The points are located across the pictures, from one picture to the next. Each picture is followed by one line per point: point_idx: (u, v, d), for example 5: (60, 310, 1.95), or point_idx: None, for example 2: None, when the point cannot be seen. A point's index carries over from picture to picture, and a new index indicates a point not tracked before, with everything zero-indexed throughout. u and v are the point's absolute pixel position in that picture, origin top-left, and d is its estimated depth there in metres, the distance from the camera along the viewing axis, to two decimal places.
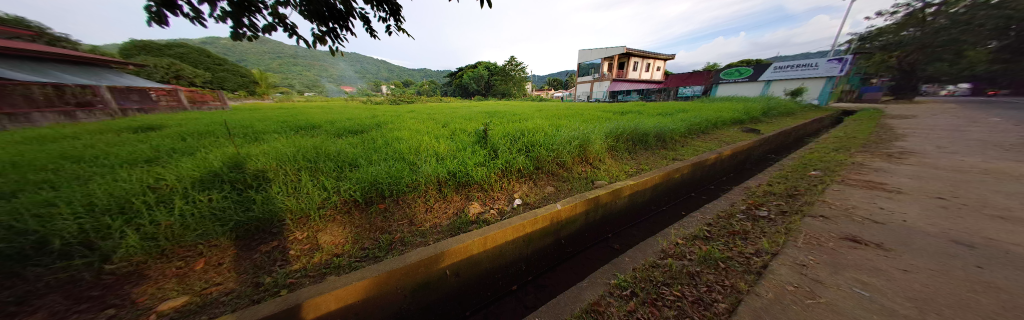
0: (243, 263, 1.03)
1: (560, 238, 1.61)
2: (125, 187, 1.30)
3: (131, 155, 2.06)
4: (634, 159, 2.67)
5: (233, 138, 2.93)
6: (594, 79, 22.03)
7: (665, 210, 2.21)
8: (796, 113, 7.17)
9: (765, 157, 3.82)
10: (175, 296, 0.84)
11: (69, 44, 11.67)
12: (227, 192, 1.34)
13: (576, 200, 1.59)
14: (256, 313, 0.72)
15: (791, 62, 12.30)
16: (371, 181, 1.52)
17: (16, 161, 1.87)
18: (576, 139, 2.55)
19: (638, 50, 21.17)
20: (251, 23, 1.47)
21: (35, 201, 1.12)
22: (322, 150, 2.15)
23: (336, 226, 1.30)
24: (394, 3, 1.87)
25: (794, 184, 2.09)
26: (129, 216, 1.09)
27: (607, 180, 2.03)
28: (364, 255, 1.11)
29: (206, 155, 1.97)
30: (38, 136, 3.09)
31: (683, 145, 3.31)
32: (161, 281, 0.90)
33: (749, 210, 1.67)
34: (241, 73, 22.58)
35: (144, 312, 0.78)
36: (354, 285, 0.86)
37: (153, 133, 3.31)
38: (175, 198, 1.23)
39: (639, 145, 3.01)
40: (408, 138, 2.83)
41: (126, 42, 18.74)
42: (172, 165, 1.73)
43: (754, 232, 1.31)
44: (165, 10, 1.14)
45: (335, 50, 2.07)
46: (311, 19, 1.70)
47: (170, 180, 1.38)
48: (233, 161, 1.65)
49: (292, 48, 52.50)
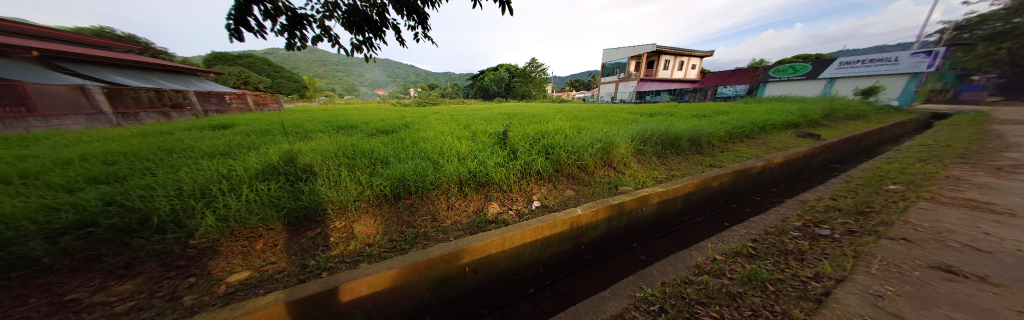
0: (292, 246, 1.15)
1: (580, 244, 1.56)
2: (204, 175, 1.54)
3: (208, 149, 2.43)
4: (663, 164, 2.50)
5: (286, 135, 3.33)
6: (620, 79, 21.18)
7: (698, 220, 2.02)
8: (866, 115, 6.14)
9: (826, 166, 3.32)
10: (239, 271, 0.98)
11: (167, 56, 14.24)
12: (282, 183, 1.53)
13: (598, 205, 1.53)
14: (302, 292, 0.82)
15: (862, 57, 10.65)
16: (400, 178, 1.62)
17: (128, 152, 2.31)
18: (598, 141, 2.47)
19: (670, 48, 19.86)
20: (302, 34, 1.67)
21: (142, 185, 1.39)
22: (358, 148, 2.34)
23: (368, 218, 1.39)
24: (423, 13, 1.99)
25: (863, 199, 1.78)
26: (208, 199, 1.30)
27: (632, 185, 1.92)
28: (392, 246, 1.18)
29: (264, 150, 2.26)
30: (143, 132, 3.81)
31: (721, 150, 3.01)
32: (229, 256, 1.06)
33: (806, 227, 1.46)
34: (293, 78, 25.68)
35: (217, 282, 0.91)
36: (383, 273, 0.92)
37: (225, 131, 3.89)
38: (241, 186, 1.43)
39: (669, 149, 2.81)
40: (432, 138, 2.97)
41: (209, 54, 22.41)
42: (240, 158, 2.01)
43: (813, 253, 1.14)
44: (241, 29, 1.34)
45: (370, 58, 2.25)
46: (350, 30, 1.88)
47: (238, 171, 1.60)
48: (287, 156, 1.87)
49: (334, 56, 58.52)
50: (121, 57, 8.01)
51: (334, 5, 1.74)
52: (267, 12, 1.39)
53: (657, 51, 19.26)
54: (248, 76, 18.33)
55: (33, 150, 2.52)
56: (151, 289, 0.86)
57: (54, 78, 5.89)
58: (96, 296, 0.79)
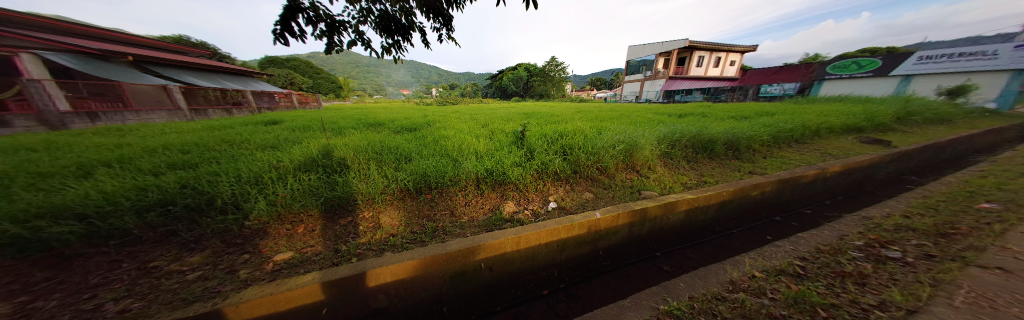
0: (327, 232, 1.26)
1: (598, 249, 1.50)
2: (257, 165, 1.75)
3: (260, 142, 2.74)
4: (694, 168, 2.32)
5: (324, 131, 3.65)
6: (646, 77, 20.09)
7: (734, 231, 1.83)
8: (952, 119, 5.17)
9: (897, 177, 2.84)
10: (284, 251, 1.10)
11: (230, 60, 16.32)
12: (320, 174, 1.68)
13: (618, 210, 1.46)
14: (336, 274, 0.90)
15: (949, 50, 8.84)
16: (422, 173, 1.70)
17: (199, 143, 2.68)
18: (620, 143, 2.37)
19: (705, 43, 18.36)
20: (339, 39, 1.81)
21: (209, 171, 1.61)
22: (385, 144, 2.49)
23: (392, 210, 1.47)
24: (448, 15, 2.05)
25: (945, 219, 1.50)
26: (260, 186, 1.47)
27: (657, 191, 1.81)
28: (414, 237, 1.24)
29: (305, 144, 2.49)
30: (211, 125, 4.42)
31: (763, 155, 2.72)
32: (276, 238, 1.19)
33: (869, 247, 1.27)
34: (330, 79, 28.03)
35: (265, 260, 1.03)
36: (406, 263, 0.97)
37: (274, 126, 4.37)
38: (286, 176, 1.59)
39: (700, 153, 2.61)
40: (452, 136, 3.07)
41: (262, 58, 25.30)
42: (286, 151, 2.25)
43: (879, 278, 0.98)
44: (286, 34, 1.50)
45: (398, 59, 2.38)
46: (381, 34, 2.00)
47: (285, 162, 1.79)
48: (324, 150, 2.05)
49: (366, 58, 62.97)
50: (194, 61, 9.30)
51: (367, 11, 1.87)
52: (309, 19, 1.54)
53: (689, 47, 17.92)
54: (293, 77, 20.39)
55: (131, 139, 3.06)
56: (215, 262, 1.00)
57: (143, 80, 7.02)
58: (174, 266, 0.96)
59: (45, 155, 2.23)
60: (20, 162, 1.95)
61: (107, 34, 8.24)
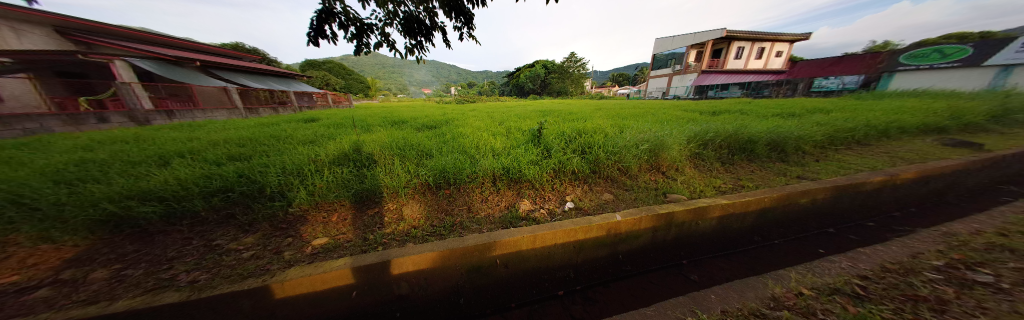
0: (357, 221, 1.35)
1: (617, 253, 1.44)
2: (299, 158, 1.93)
3: (300, 137, 3.02)
4: (728, 171, 2.13)
5: (354, 128, 3.93)
6: (674, 72, 18.80)
7: (780, 241, 1.63)
8: None
9: (992, 186, 2.36)
10: (320, 237, 1.20)
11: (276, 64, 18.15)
12: (351, 168, 1.81)
13: (641, 213, 1.39)
14: (364, 260, 0.96)
15: None
16: (441, 170, 1.77)
17: (251, 138, 3.02)
18: (644, 142, 2.25)
19: (744, 33, 16.68)
20: (367, 41, 1.92)
21: (259, 163, 1.80)
22: (408, 140, 2.61)
23: (414, 203, 1.54)
24: (469, 14, 2.08)
25: None
26: (301, 177, 1.62)
27: (686, 194, 1.68)
28: (434, 230, 1.28)
29: (337, 140, 2.69)
30: (260, 122, 4.98)
31: (813, 158, 2.41)
32: (314, 224, 1.30)
33: (954, 269, 1.07)
34: (360, 80, 30.06)
35: (304, 244, 1.13)
36: (426, 254, 1.02)
37: (313, 123, 4.80)
38: (322, 169, 1.73)
39: (735, 155, 2.39)
40: (470, 134, 3.13)
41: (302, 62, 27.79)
42: (321, 146, 2.45)
43: (963, 306, 0.83)
44: (319, 37, 1.61)
45: (421, 60, 2.47)
46: (406, 35, 2.09)
47: (321, 156, 1.96)
48: (354, 146, 2.20)
49: (391, 60, 66.51)
50: (246, 64, 10.42)
51: (392, 14, 1.96)
52: (341, 23, 1.65)
53: (726, 37, 16.38)
54: (328, 77, 22.18)
55: (199, 134, 3.54)
56: (264, 243, 1.12)
57: (206, 82, 7.99)
58: (233, 245, 1.09)
59: (134, 146, 2.64)
60: (118, 152, 2.35)
61: (181, 43, 9.57)
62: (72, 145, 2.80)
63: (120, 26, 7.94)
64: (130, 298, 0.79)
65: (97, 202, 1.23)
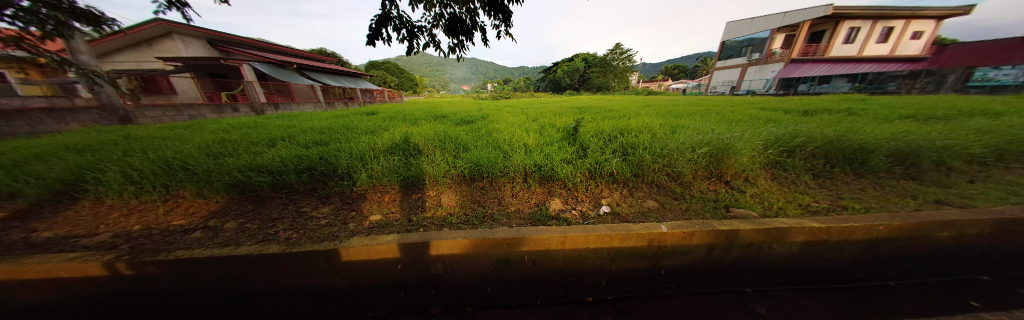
0: (404, 204, 1.50)
1: (660, 267, 1.29)
2: (361, 145, 2.23)
3: (362, 128, 3.47)
4: (820, 186, 1.71)
5: (404, 121, 4.36)
6: (755, 61, 15.61)
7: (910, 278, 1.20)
8: None
9: None
10: (375, 215, 1.37)
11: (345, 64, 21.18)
12: (401, 156, 2.02)
13: (691, 227, 1.23)
14: (408, 239, 1.08)
15: None
16: (476, 163, 1.86)
17: (326, 127, 3.61)
18: (701, 145, 1.97)
19: (858, 10, 12.97)
20: (415, 41, 2.10)
21: (332, 148, 2.14)
22: (448, 134, 2.78)
23: (450, 192, 1.64)
24: (507, 12, 2.09)
25: None
26: (362, 161, 1.87)
27: (755, 209, 1.42)
28: (468, 219, 1.35)
29: (389, 132, 3.02)
30: (333, 115, 5.93)
31: (961, 175, 1.77)
32: (371, 203, 1.50)
33: None
34: (409, 77, 33.21)
35: (364, 220, 1.31)
36: (460, 240, 1.10)
37: (372, 116, 5.48)
38: (378, 157, 1.97)
39: (829, 167, 1.92)
40: (504, 129, 3.18)
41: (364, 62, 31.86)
42: (377, 136, 2.79)
43: None
44: (376, 37, 1.81)
45: (461, 58, 2.58)
46: (448, 35, 2.21)
47: (378, 145, 2.23)
48: (403, 137, 2.45)
49: (436, 58, 71.73)
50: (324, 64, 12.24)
51: (438, 15, 2.09)
52: (394, 25, 1.84)
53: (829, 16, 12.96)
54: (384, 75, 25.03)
55: (293, 122, 4.37)
56: (335, 214, 1.34)
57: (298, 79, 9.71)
58: (314, 213, 1.33)
59: (252, 130, 3.44)
60: (242, 134, 3.09)
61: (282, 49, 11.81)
62: (215, 128, 3.76)
63: (246, 37, 10.29)
64: (247, 245, 1.04)
65: (230, 171, 1.63)
